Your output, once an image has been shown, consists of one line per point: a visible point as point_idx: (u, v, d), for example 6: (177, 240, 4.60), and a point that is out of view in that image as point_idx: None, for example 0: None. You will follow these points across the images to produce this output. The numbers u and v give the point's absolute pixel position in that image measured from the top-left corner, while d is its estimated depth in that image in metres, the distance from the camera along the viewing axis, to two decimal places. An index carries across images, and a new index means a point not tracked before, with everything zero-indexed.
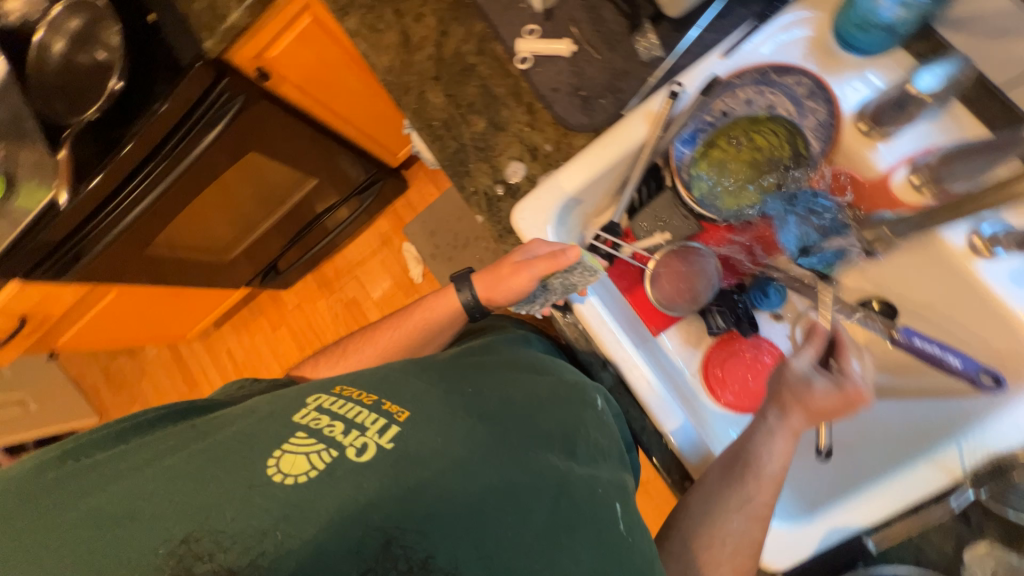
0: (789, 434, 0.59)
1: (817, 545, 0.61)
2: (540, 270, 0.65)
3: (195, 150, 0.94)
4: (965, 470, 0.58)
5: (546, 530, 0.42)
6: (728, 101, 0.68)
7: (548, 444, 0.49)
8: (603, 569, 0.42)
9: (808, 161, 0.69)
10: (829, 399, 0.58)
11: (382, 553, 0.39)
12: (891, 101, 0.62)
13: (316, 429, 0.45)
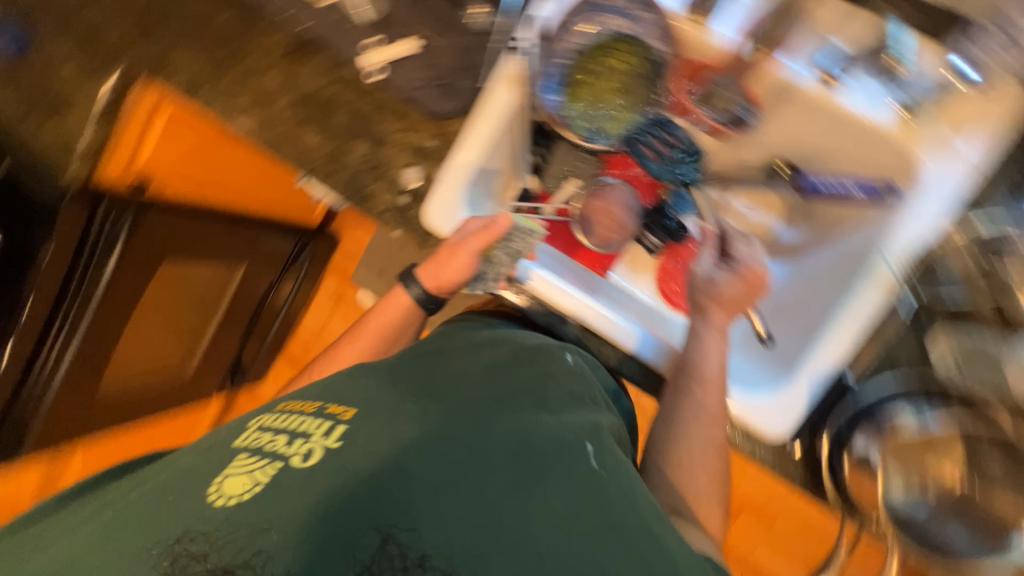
0: (716, 332, 0.65)
1: (806, 401, 0.65)
2: (478, 244, 0.68)
3: (101, 281, 0.89)
4: (898, 278, 0.62)
5: (518, 494, 0.41)
6: (570, 40, 0.71)
7: (510, 410, 0.49)
8: (584, 506, 0.41)
9: (659, 65, 0.71)
10: (731, 286, 0.66)
11: (378, 545, 0.37)
12: None
13: (257, 447, 0.44)
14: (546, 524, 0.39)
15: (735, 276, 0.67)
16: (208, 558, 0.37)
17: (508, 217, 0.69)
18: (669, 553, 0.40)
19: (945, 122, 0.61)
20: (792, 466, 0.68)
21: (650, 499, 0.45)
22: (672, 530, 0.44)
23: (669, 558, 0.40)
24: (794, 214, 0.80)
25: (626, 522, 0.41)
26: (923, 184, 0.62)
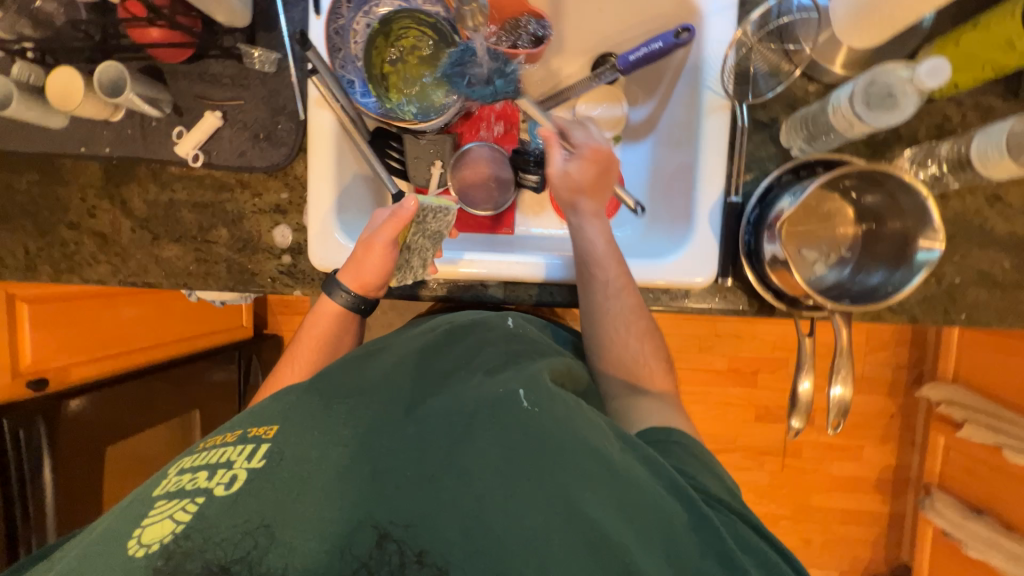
0: (592, 218, 0.69)
1: (715, 237, 0.69)
2: (390, 233, 0.64)
3: (47, 486, 0.92)
4: (728, 96, 0.69)
5: (464, 461, 0.41)
6: (355, 40, 0.72)
7: (448, 387, 0.50)
8: (538, 444, 0.42)
9: (443, 23, 0.72)
10: (585, 173, 0.68)
11: (376, 544, 0.38)
12: None
13: (178, 489, 0.42)
14: (495, 478, 0.40)
15: (582, 161, 0.69)
16: (205, 552, 0.38)
17: (415, 201, 0.63)
18: (609, 460, 0.43)
19: None
20: (736, 297, 0.72)
21: (592, 416, 0.48)
22: (614, 440, 0.47)
23: (611, 464, 0.43)
24: (634, 95, 0.86)
25: (569, 450, 0.42)
26: (706, 13, 0.70)
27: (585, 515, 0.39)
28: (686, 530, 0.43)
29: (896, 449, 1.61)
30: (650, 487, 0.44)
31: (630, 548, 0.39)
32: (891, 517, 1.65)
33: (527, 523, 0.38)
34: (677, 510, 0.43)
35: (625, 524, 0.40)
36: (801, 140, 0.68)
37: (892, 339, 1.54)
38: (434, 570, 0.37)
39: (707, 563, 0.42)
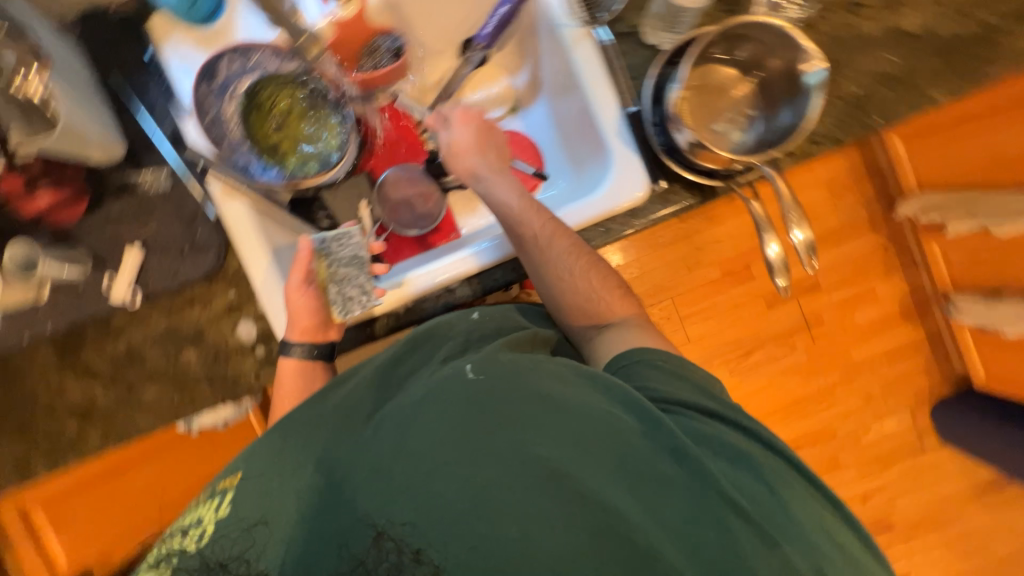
0: (496, 172, 0.72)
1: (633, 151, 0.72)
2: (300, 274, 0.71)
3: None
4: (585, 25, 0.72)
5: (425, 445, 0.44)
6: (230, 127, 0.71)
7: (416, 385, 0.54)
8: (478, 409, 0.46)
9: (303, 75, 0.73)
10: (465, 134, 0.74)
11: (372, 545, 0.42)
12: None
13: (160, 553, 0.50)
14: (461, 448, 0.44)
15: (457, 126, 0.75)
16: (204, 553, 0.48)
17: (307, 239, 0.72)
18: (556, 403, 0.47)
19: None
20: (676, 193, 0.73)
21: (550, 368, 0.52)
22: (572, 379, 0.51)
23: (561, 404, 0.47)
24: (511, 68, 0.91)
25: (516, 401, 0.47)
26: None
27: (537, 458, 0.43)
28: (641, 440, 0.47)
29: (904, 275, 1.64)
30: (601, 412, 0.48)
31: (581, 475, 0.43)
32: (930, 338, 1.67)
33: (490, 479, 0.42)
34: (629, 423, 0.49)
35: (579, 453, 0.45)
36: (664, 30, 0.71)
37: (853, 178, 1.58)
38: (430, 566, 0.40)
39: (662, 462, 0.47)
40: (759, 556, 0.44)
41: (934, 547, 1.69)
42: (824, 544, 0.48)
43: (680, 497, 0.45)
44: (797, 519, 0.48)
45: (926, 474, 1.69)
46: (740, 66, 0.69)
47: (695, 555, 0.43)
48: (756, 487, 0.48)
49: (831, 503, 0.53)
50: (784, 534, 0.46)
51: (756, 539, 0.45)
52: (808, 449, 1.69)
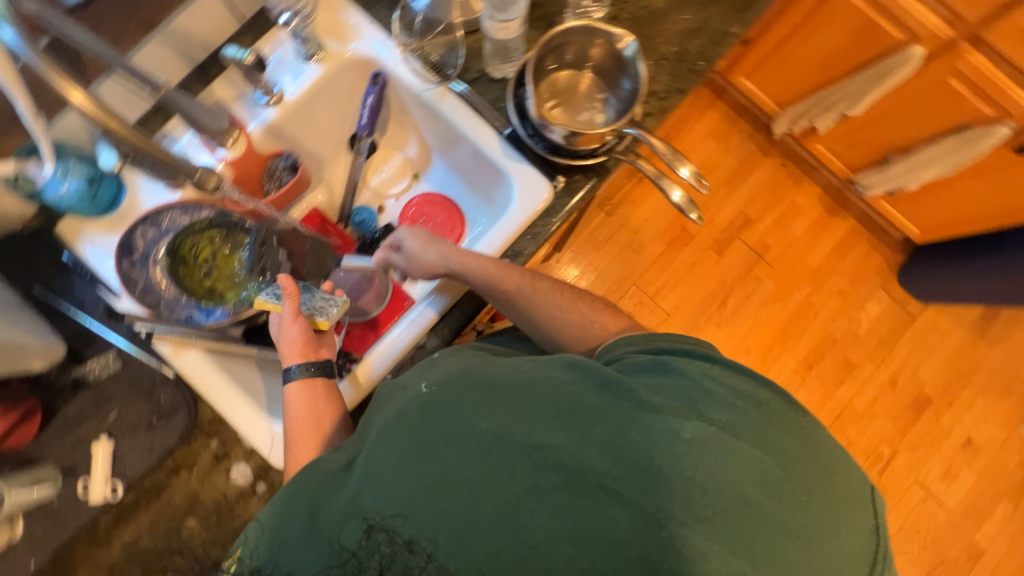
0: (458, 253, 0.74)
1: (526, 163, 0.81)
2: (293, 306, 0.70)
3: None
4: (443, 83, 0.83)
5: (399, 455, 0.51)
6: (163, 288, 0.75)
7: (388, 404, 0.58)
8: (430, 412, 0.52)
9: (221, 217, 0.78)
10: (416, 239, 0.78)
11: (364, 535, 0.49)
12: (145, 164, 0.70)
13: None
14: (425, 448, 0.50)
15: (411, 239, 0.78)
16: None
17: (287, 276, 0.71)
18: (498, 384, 0.53)
19: (330, 36, 0.83)
20: (575, 184, 0.81)
21: (499, 360, 0.58)
22: (514, 361, 0.58)
23: (499, 384, 0.54)
24: (398, 143, 1.00)
25: (459, 399, 0.53)
26: (379, 58, 0.84)
27: (480, 430, 0.50)
28: (567, 382, 0.53)
29: (811, 180, 1.81)
30: (535, 374, 0.54)
31: (522, 431, 0.49)
32: (864, 221, 1.80)
33: (476, 474, 0.48)
34: (557, 374, 0.54)
35: (516, 412, 0.51)
36: (502, 63, 0.82)
37: (727, 125, 1.81)
38: (424, 554, 0.47)
39: (591, 396, 0.52)
40: (696, 441, 0.48)
41: (975, 401, 1.72)
42: (749, 410, 0.52)
43: (607, 410, 0.50)
44: (721, 394, 0.52)
45: (929, 338, 1.75)
46: (572, 67, 0.80)
47: (625, 449, 0.48)
48: (678, 382, 0.54)
49: (764, 382, 0.55)
50: (707, 407, 0.51)
51: (677, 416, 0.50)
52: (820, 363, 1.74)
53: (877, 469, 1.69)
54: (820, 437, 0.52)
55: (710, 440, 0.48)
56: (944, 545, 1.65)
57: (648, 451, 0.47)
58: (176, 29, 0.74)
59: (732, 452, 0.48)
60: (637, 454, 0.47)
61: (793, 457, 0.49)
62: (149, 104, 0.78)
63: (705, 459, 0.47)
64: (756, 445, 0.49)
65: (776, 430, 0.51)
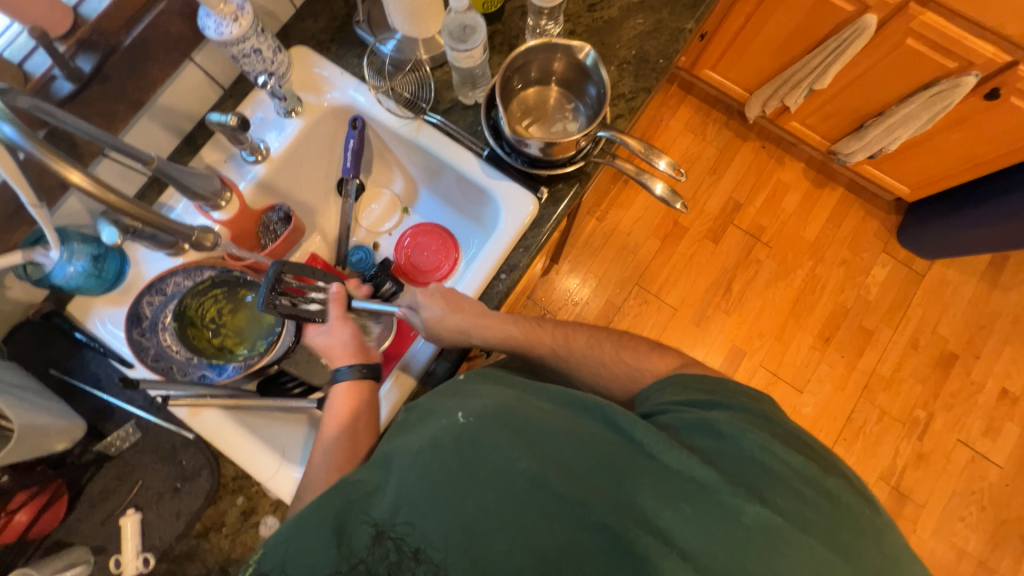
0: (472, 316, 0.76)
1: (510, 181, 0.84)
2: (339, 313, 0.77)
3: None
4: (416, 115, 0.86)
5: (443, 491, 0.50)
6: (174, 351, 0.77)
7: (424, 428, 0.57)
8: (470, 461, 0.51)
9: (221, 273, 0.80)
10: (434, 307, 0.76)
11: (374, 542, 0.49)
12: (140, 233, 0.69)
13: None
14: (470, 494, 0.49)
15: (427, 305, 0.77)
16: None
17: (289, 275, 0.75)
18: (537, 424, 0.54)
19: (307, 90, 0.87)
20: (558, 195, 0.84)
21: (539, 405, 0.58)
22: (554, 409, 0.58)
23: (540, 429, 0.54)
24: (384, 180, 1.03)
25: (503, 457, 0.51)
26: (354, 102, 0.88)
27: (519, 474, 0.49)
28: (620, 451, 0.52)
29: (794, 156, 1.83)
30: (580, 434, 0.54)
31: (567, 485, 0.49)
32: (853, 188, 1.81)
33: (515, 516, 0.48)
34: (611, 438, 0.54)
35: (558, 466, 0.50)
36: (471, 89, 0.86)
37: (701, 116, 1.85)
38: (430, 565, 0.47)
39: (639, 461, 0.51)
40: (764, 519, 0.47)
41: (1002, 349, 1.68)
42: (818, 501, 0.50)
43: (661, 485, 0.49)
44: (783, 473, 0.50)
45: (941, 293, 1.73)
46: (538, 83, 0.83)
47: (678, 534, 0.47)
48: (736, 451, 0.52)
49: (832, 467, 0.54)
50: (773, 492, 0.49)
51: (737, 495, 0.48)
52: (837, 335, 1.71)
53: (917, 435, 1.64)
54: (881, 528, 0.50)
55: (774, 529, 0.46)
56: (1004, 504, 1.58)
57: (704, 543, 0.46)
58: (160, 104, 0.78)
59: (795, 544, 0.46)
60: (691, 543, 0.46)
61: (854, 554, 0.48)
62: (143, 179, 0.82)
63: (765, 548, 0.46)
64: (827, 546, 0.47)
65: (843, 525, 0.49)
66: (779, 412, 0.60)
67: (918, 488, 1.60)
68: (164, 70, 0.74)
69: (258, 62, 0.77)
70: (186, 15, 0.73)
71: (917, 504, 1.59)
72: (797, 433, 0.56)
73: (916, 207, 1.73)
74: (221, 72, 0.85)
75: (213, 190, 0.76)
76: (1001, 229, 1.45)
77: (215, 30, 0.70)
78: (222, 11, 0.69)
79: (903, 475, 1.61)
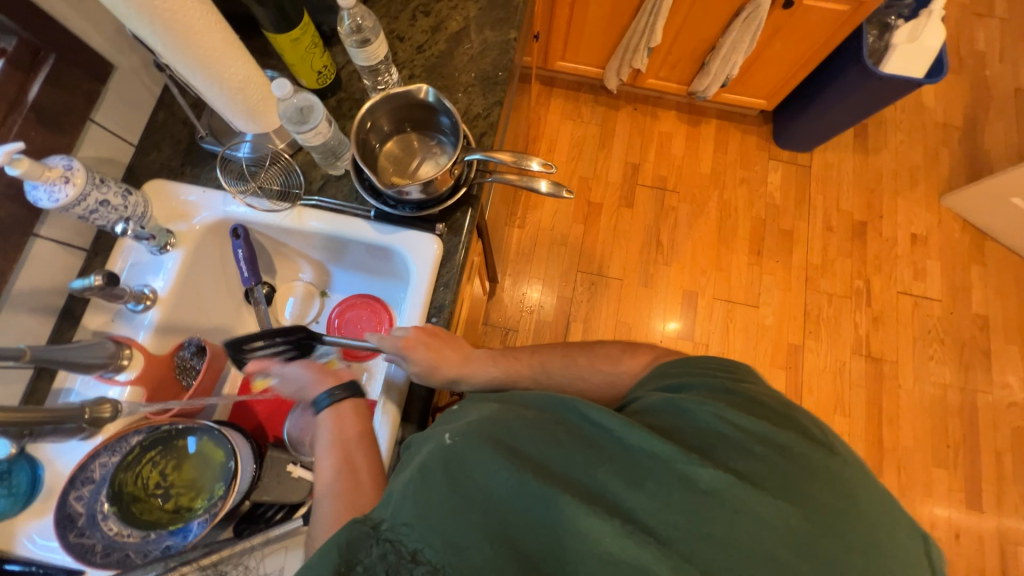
0: (460, 361, 0.77)
1: (404, 233, 0.85)
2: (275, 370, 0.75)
3: None
4: (295, 203, 0.86)
5: (432, 512, 0.48)
6: (126, 538, 0.69)
7: (415, 456, 0.56)
8: (455, 480, 0.50)
9: (147, 432, 0.75)
10: (422, 358, 0.74)
11: (373, 544, 0.48)
12: (31, 436, 0.64)
13: None
14: (455, 513, 0.48)
15: (412, 354, 0.74)
16: None
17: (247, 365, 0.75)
18: (520, 430, 0.55)
19: (175, 220, 0.85)
20: (456, 225, 0.86)
21: (522, 412, 0.58)
22: (534, 414, 0.58)
23: (521, 440, 0.53)
24: (291, 271, 0.99)
25: (485, 474, 0.50)
26: (227, 215, 0.86)
27: (500, 489, 0.49)
28: (595, 443, 0.53)
29: (664, 107, 1.98)
30: (561, 431, 0.55)
31: (550, 498, 0.48)
32: (724, 115, 1.98)
33: (496, 527, 0.48)
34: (586, 433, 0.55)
35: (538, 474, 0.50)
36: (336, 160, 0.87)
37: (573, 102, 1.96)
38: (427, 566, 0.46)
39: (613, 450, 0.52)
40: (726, 481, 0.48)
41: (897, 203, 1.88)
42: (766, 454, 0.51)
43: (627, 467, 0.51)
44: (737, 439, 0.52)
45: (830, 175, 1.91)
46: (394, 134, 0.86)
47: (643, 512, 0.48)
48: (694, 425, 0.55)
49: (790, 423, 0.55)
50: (725, 455, 0.51)
51: (693, 461, 0.49)
52: (765, 245, 1.84)
53: (865, 302, 1.78)
54: (838, 471, 0.51)
55: (728, 489, 0.48)
56: (957, 330, 1.75)
57: (665, 514, 0.47)
58: (17, 292, 0.73)
59: (752, 502, 0.47)
60: (655, 519, 0.47)
61: (816, 507, 0.48)
62: (27, 372, 0.76)
63: (724, 510, 0.47)
64: (777, 495, 0.48)
65: (801, 479, 0.49)
66: (740, 379, 0.62)
67: (886, 347, 1.73)
68: (8, 255, 0.70)
69: (110, 212, 0.75)
70: (12, 193, 0.70)
71: (892, 361, 1.72)
72: (756, 396, 0.58)
73: (778, 112, 1.91)
74: (76, 236, 0.81)
75: (106, 355, 0.72)
76: (847, 105, 1.63)
77: (48, 200, 0.67)
78: (50, 177, 0.66)
79: (870, 341, 1.74)
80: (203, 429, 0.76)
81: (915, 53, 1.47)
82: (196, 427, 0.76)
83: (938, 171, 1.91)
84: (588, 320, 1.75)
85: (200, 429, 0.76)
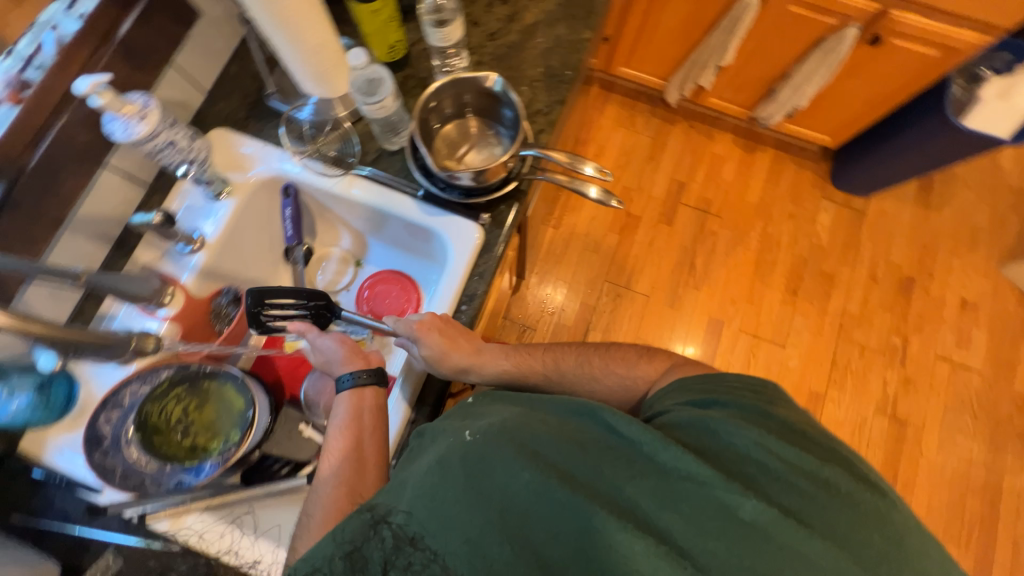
0: (470, 353, 0.77)
1: (448, 216, 0.85)
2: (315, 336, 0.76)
3: None
4: (346, 170, 0.88)
5: (449, 505, 0.49)
6: (144, 464, 0.73)
7: (432, 447, 0.57)
8: (474, 474, 0.50)
9: (177, 369, 0.77)
10: (434, 345, 0.75)
11: (372, 528, 0.49)
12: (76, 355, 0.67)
13: None
14: (473, 508, 0.48)
15: (424, 339, 0.75)
16: None
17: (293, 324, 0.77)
18: (541, 434, 0.55)
19: (232, 170, 0.87)
20: (500, 218, 0.86)
21: (542, 417, 0.59)
22: (555, 421, 0.59)
23: (543, 442, 0.53)
24: (331, 238, 1.01)
25: (505, 476, 0.50)
26: (282, 172, 0.88)
27: (524, 488, 0.49)
28: (621, 454, 0.53)
29: (721, 128, 1.93)
30: (583, 440, 0.55)
31: (579, 503, 0.48)
32: (782, 146, 1.91)
33: (517, 525, 0.48)
34: (610, 443, 0.55)
35: (563, 477, 0.50)
36: (393, 136, 0.88)
37: (628, 110, 1.93)
38: (427, 552, 0.47)
39: (642, 464, 0.52)
40: (774, 519, 0.47)
41: (951, 264, 1.79)
42: (816, 492, 0.50)
43: (659, 485, 0.50)
44: (784, 473, 0.51)
45: (884, 225, 1.83)
46: (454, 117, 0.86)
47: (677, 534, 0.47)
48: (730, 452, 0.53)
49: (833, 457, 0.54)
50: (768, 488, 0.50)
51: (734, 493, 0.48)
52: (802, 285, 1.78)
53: (899, 362, 1.70)
54: (888, 513, 0.50)
55: (773, 525, 0.47)
56: (993, 406, 1.65)
57: (701, 539, 0.46)
58: (80, 217, 0.76)
59: (798, 542, 0.46)
60: (690, 542, 0.46)
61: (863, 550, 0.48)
62: (77, 294, 0.79)
63: (766, 543, 0.46)
64: (827, 536, 0.48)
65: (847, 520, 0.49)
66: (775, 402, 0.60)
67: (913, 412, 1.66)
68: (78, 181, 0.73)
69: (176, 153, 0.77)
70: (90, 124, 0.73)
71: (917, 427, 1.64)
72: (794, 424, 0.57)
73: (840, 151, 1.83)
74: (140, 171, 0.84)
75: (153, 289, 0.75)
76: (916, 155, 1.56)
77: (123, 133, 0.69)
78: (127, 112, 0.68)
79: (897, 402, 1.67)
80: (228, 374, 0.78)
81: (1002, 112, 1.38)
82: (221, 370, 0.78)
83: (1001, 237, 1.80)
84: (607, 332, 1.73)
85: (225, 374, 0.78)
